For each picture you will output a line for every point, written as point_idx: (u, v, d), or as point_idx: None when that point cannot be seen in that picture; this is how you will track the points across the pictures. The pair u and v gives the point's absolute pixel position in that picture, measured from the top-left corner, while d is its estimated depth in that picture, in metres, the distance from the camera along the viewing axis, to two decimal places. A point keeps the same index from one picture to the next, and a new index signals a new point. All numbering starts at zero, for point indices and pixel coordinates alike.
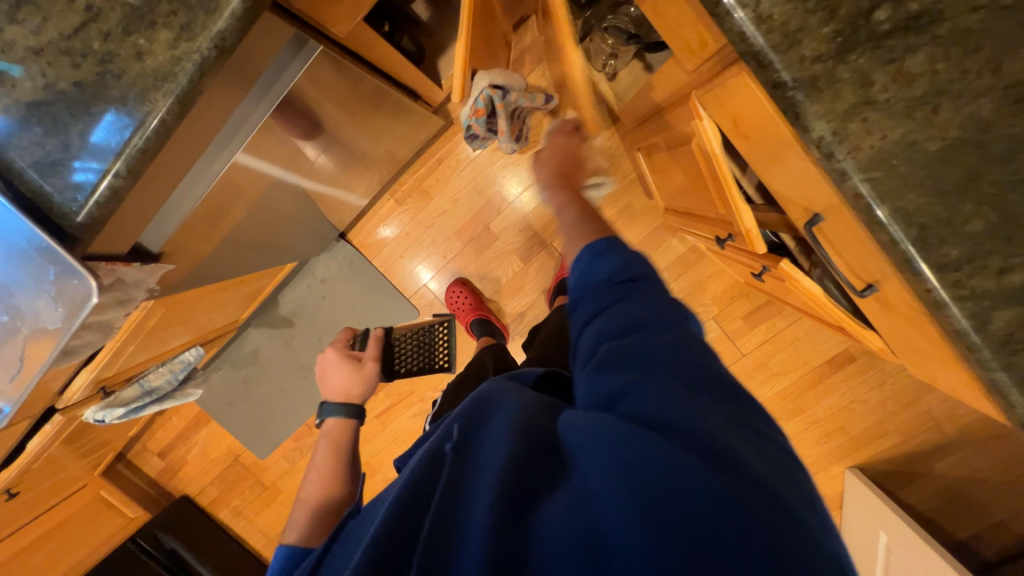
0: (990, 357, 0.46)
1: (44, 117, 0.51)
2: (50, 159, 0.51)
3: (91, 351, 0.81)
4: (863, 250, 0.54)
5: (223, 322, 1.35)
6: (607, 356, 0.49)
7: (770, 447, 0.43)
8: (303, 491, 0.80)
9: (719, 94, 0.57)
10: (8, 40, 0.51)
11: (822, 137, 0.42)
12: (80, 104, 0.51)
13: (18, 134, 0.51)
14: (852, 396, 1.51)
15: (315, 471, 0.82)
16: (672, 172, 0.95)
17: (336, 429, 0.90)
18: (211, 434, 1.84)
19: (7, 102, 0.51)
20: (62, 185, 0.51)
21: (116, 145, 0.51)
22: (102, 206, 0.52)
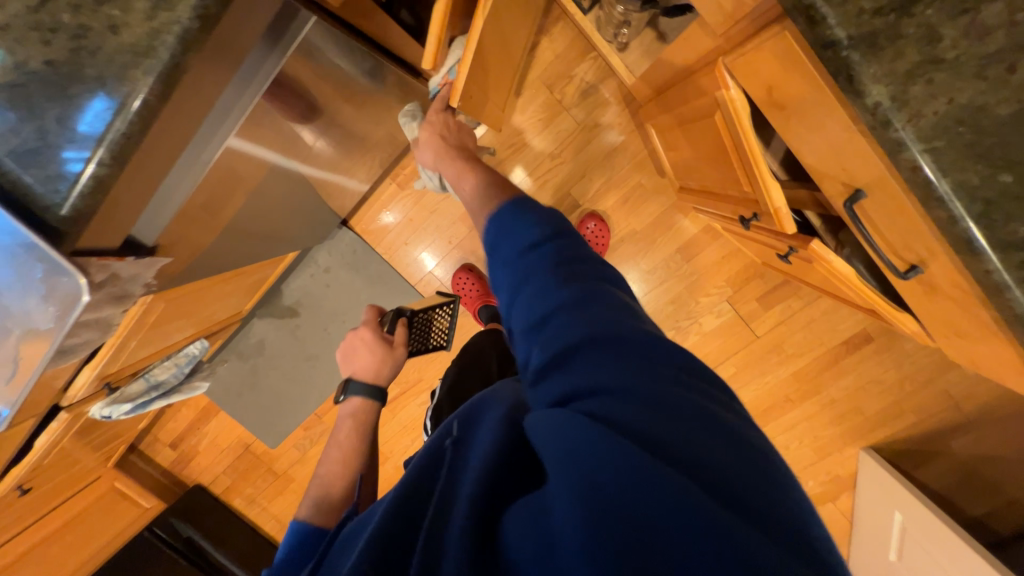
0: None
1: (17, 102, 0.47)
2: (27, 148, 0.47)
3: (91, 348, 0.79)
4: (910, 228, 0.49)
5: (226, 314, 1.33)
6: (559, 345, 0.45)
7: (749, 447, 0.39)
8: (321, 468, 0.79)
9: (753, 59, 0.52)
10: None
11: (879, 103, 0.37)
12: (56, 86, 0.47)
13: None
14: (868, 377, 1.48)
15: (335, 452, 0.80)
16: (689, 149, 0.90)
17: (360, 411, 0.87)
18: (221, 424, 1.84)
19: None
20: (42, 177, 0.47)
21: (98, 131, 0.47)
22: (86, 198, 0.48)
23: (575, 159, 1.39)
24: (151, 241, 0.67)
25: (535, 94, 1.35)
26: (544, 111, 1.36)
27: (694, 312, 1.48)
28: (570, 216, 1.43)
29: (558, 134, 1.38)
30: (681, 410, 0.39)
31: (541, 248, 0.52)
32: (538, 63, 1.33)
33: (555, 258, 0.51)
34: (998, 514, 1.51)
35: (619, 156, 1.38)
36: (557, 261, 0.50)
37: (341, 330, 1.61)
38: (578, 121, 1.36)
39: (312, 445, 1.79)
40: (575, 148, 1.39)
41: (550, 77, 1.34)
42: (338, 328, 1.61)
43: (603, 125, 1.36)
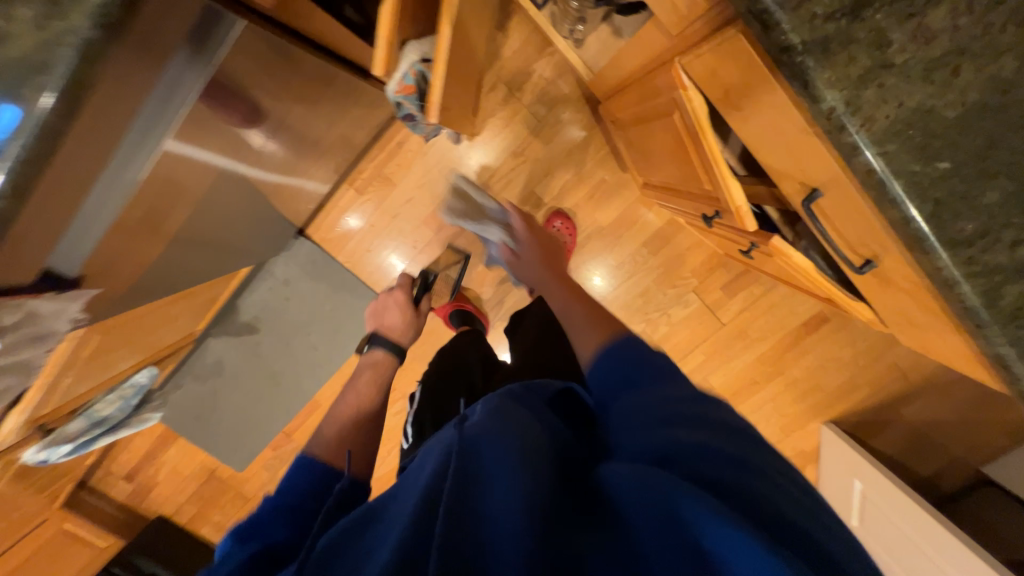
0: (996, 332, 0.44)
1: None
2: None
3: (15, 393, 0.71)
4: (864, 225, 0.50)
5: (176, 337, 1.23)
6: (638, 422, 0.43)
7: (840, 528, 0.35)
8: (335, 405, 0.68)
9: (710, 61, 0.51)
10: None
11: (834, 108, 0.37)
12: None
13: None
14: (827, 355, 1.55)
15: (352, 392, 0.70)
16: (650, 146, 0.90)
17: (382, 360, 0.77)
18: (181, 451, 1.73)
19: None
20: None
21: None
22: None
23: (538, 157, 1.38)
24: (75, 272, 0.59)
25: (494, 92, 1.32)
26: (504, 108, 1.33)
27: (663, 304, 1.50)
28: (536, 215, 1.42)
29: (520, 132, 1.35)
30: (762, 474, 0.37)
31: (638, 364, 0.50)
32: (495, 59, 1.30)
33: (648, 365, 0.49)
34: (943, 473, 1.64)
35: (582, 153, 1.37)
36: (653, 373, 0.48)
37: (305, 343, 1.54)
38: (539, 118, 1.34)
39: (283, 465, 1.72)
40: (537, 146, 1.37)
41: (509, 74, 1.31)
42: (302, 342, 1.54)
43: (564, 121, 1.35)
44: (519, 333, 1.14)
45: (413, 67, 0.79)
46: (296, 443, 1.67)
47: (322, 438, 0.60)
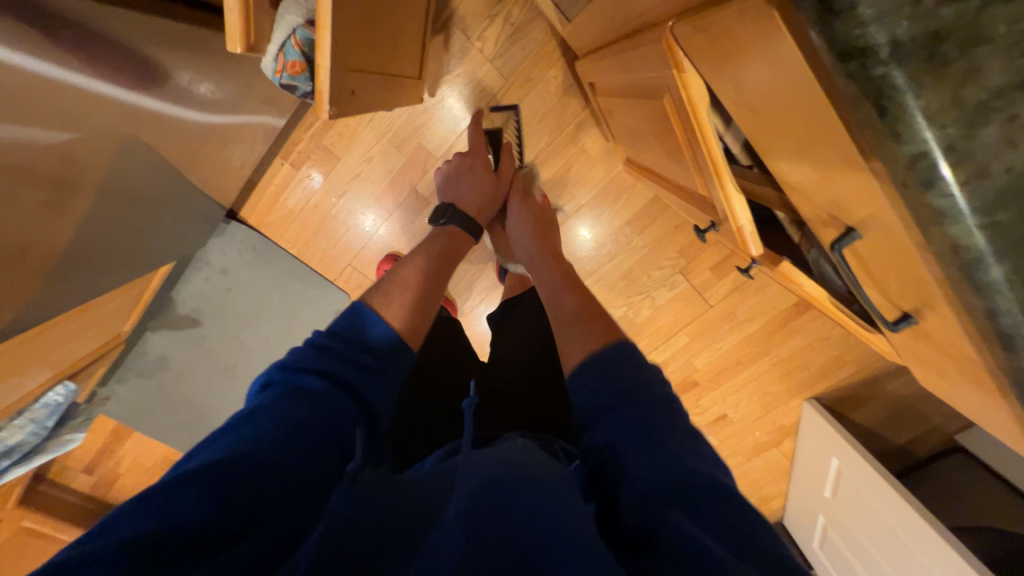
0: None
1: None
2: None
3: None
4: (912, 281, 0.37)
5: (96, 343, 1.08)
6: (626, 425, 0.45)
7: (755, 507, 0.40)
8: (402, 268, 0.69)
9: (720, 43, 0.35)
10: None
11: (924, 152, 0.24)
12: None
13: None
14: (816, 334, 1.47)
15: (418, 267, 0.70)
16: (637, 126, 0.73)
17: (448, 242, 0.77)
18: (140, 443, 1.64)
19: None
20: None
21: None
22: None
23: None
24: None
25: (450, 41, 1.08)
26: (463, 61, 1.10)
27: (647, 286, 1.38)
28: None
29: (484, 91, 1.13)
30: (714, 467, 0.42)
31: (631, 372, 0.51)
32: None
33: (635, 375, 0.50)
34: (917, 442, 1.64)
35: (558, 116, 1.17)
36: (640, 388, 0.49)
37: (256, 336, 1.38)
38: (506, 73, 1.12)
39: None
40: None
41: (466, 17, 1.07)
42: (252, 334, 1.38)
43: (536, 78, 1.13)
44: (511, 325, 0.99)
45: (295, 33, 0.60)
46: None
47: (394, 302, 0.62)
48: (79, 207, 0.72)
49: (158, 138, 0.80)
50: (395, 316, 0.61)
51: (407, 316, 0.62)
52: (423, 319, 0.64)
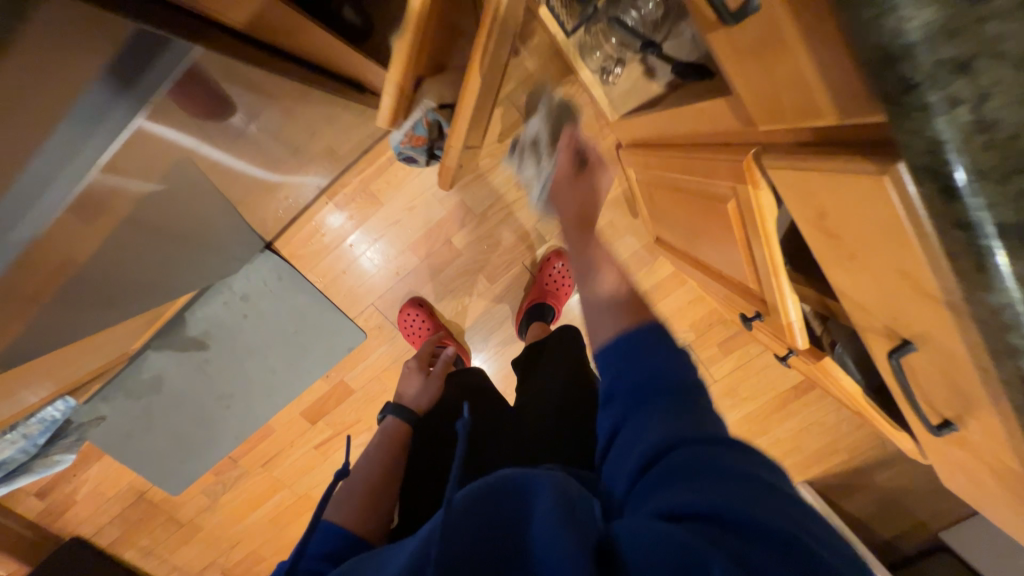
0: None
1: None
2: None
3: None
4: (964, 397, 0.42)
5: (104, 359, 1.05)
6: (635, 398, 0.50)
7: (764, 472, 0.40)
8: (356, 472, 0.82)
9: (813, 181, 0.40)
10: None
11: (1009, 304, 0.28)
12: None
13: None
14: (811, 419, 1.52)
15: (370, 467, 0.83)
16: (680, 215, 0.81)
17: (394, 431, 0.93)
18: (105, 469, 1.51)
19: None
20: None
21: None
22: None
23: None
24: None
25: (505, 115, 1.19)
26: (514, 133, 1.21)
27: None
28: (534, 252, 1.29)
29: None
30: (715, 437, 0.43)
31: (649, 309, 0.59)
32: (508, 79, 1.17)
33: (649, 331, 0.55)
34: (900, 537, 1.62)
35: None
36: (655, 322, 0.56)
37: (263, 366, 1.37)
38: None
39: (226, 490, 1.55)
40: None
41: (521, 97, 1.18)
42: (258, 364, 1.37)
43: None
44: (536, 374, 0.99)
45: (427, 114, 0.89)
46: (241, 469, 1.51)
47: (345, 505, 0.73)
48: (118, 245, 0.68)
49: (214, 171, 0.82)
50: (351, 516, 0.72)
51: (363, 513, 0.73)
52: (370, 516, 0.73)
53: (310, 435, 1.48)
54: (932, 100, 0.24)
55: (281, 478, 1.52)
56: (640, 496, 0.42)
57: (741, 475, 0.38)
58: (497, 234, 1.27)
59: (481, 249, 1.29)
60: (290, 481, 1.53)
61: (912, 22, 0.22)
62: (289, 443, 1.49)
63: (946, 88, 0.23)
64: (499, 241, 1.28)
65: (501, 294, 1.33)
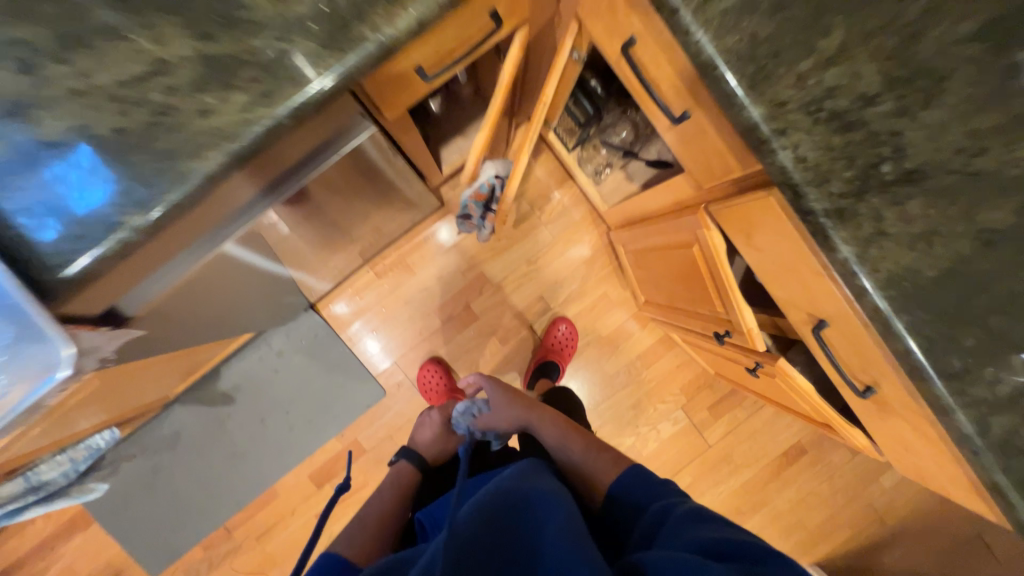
0: (981, 447, 0.51)
1: (80, 194, 0.44)
2: (75, 231, 0.44)
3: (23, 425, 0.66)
4: (870, 358, 0.59)
5: (151, 399, 1.13)
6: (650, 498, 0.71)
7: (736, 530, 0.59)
8: (366, 507, 0.90)
9: (740, 211, 0.62)
10: (52, 93, 0.43)
11: (846, 257, 0.49)
12: (125, 184, 0.44)
13: (73, 227, 0.44)
14: (806, 489, 1.56)
15: (379, 506, 0.90)
16: (659, 271, 1.04)
17: (404, 475, 1.00)
18: (87, 542, 1.43)
19: (74, 181, 0.44)
20: (101, 232, 0.44)
21: (158, 185, 0.44)
22: (126, 246, 0.44)
23: (551, 266, 1.47)
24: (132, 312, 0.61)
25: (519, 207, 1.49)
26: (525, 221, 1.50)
27: (652, 419, 1.51)
28: (540, 318, 1.48)
29: (537, 244, 1.46)
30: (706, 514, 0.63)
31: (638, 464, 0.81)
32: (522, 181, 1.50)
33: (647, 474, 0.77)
34: None
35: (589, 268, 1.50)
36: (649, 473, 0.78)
37: (282, 423, 1.44)
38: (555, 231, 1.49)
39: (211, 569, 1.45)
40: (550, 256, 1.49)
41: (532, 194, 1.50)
42: (278, 421, 1.44)
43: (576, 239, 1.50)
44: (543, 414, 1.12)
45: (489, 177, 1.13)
46: (233, 543, 1.45)
47: (354, 542, 0.81)
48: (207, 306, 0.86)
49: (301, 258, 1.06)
50: (358, 552, 0.78)
51: (366, 547, 0.80)
52: (373, 551, 0.80)
53: (314, 501, 1.46)
54: (777, 146, 0.48)
55: (274, 555, 1.44)
56: (671, 537, 0.59)
57: (725, 530, 0.58)
58: (509, 302, 1.47)
59: (495, 314, 1.48)
60: (282, 559, 1.45)
61: (755, 112, 0.47)
62: (290, 511, 1.46)
63: (781, 142, 0.48)
64: (510, 308, 1.48)
65: (511, 355, 1.48)
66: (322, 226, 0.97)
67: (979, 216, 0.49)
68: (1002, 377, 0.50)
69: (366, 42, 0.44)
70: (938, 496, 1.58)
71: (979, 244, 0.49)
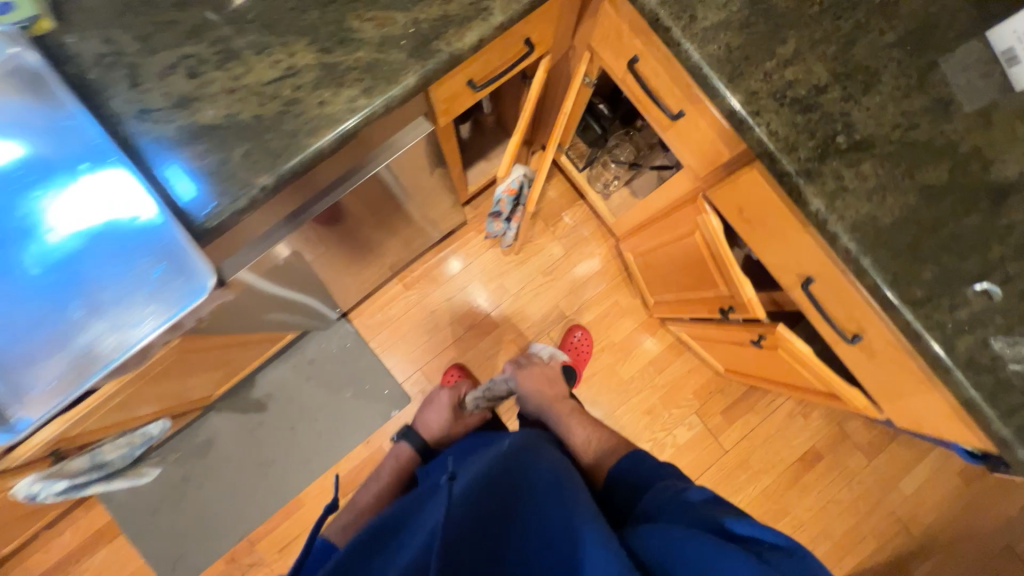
0: (951, 365, 0.60)
1: (223, 162, 0.57)
2: (217, 190, 0.57)
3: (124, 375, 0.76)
4: (853, 304, 0.70)
5: (199, 395, 1.21)
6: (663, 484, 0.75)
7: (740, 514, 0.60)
8: (361, 496, 0.97)
9: (730, 189, 0.76)
10: (212, 90, 0.58)
11: (817, 208, 0.61)
12: (258, 155, 0.58)
13: (215, 187, 0.57)
14: (826, 497, 1.56)
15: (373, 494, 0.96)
16: (666, 267, 1.16)
17: (404, 456, 1.06)
18: (111, 556, 1.44)
19: (219, 153, 0.58)
20: (234, 189, 0.57)
21: (284, 155, 0.58)
22: (252, 202, 0.57)
23: (565, 277, 1.59)
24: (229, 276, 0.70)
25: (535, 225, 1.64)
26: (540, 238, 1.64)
27: (668, 424, 1.56)
28: (556, 326, 1.58)
29: (551, 257, 1.60)
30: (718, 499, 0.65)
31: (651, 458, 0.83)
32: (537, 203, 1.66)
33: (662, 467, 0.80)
34: None
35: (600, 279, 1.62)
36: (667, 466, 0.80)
37: (309, 431, 1.50)
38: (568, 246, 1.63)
39: None
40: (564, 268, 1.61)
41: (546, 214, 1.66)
42: (306, 429, 1.50)
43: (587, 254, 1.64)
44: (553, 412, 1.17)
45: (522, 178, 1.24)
46: (255, 557, 1.44)
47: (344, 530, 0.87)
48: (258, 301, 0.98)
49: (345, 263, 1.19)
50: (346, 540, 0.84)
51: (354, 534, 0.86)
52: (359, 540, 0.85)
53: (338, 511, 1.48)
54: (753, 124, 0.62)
55: None
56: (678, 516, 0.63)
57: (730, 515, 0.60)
58: (527, 312, 1.58)
59: (514, 323, 1.58)
60: None
61: (733, 99, 0.62)
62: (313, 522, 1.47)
63: (755, 121, 0.62)
64: (527, 317, 1.58)
65: None
66: (368, 229, 1.11)
67: (919, 175, 0.62)
68: (958, 304, 0.61)
69: (440, 53, 0.60)
70: (960, 503, 1.58)
71: (922, 196, 0.62)
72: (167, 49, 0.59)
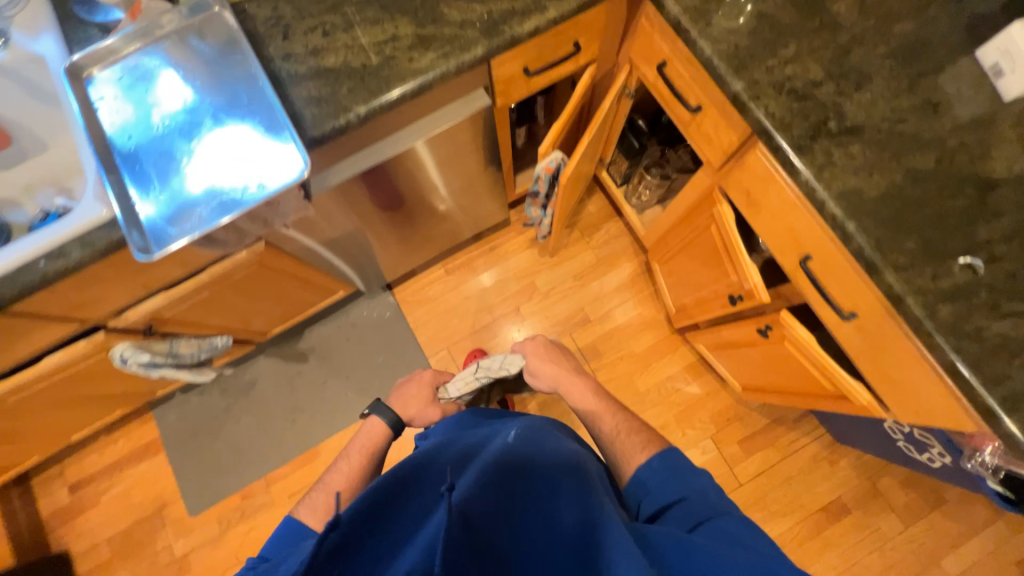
0: (931, 329, 0.64)
1: (333, 94, 0.78)
2: (324, 113, 0.77)
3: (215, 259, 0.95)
4: (846, 277, 0.75)
5: (258, 327, 1.39)
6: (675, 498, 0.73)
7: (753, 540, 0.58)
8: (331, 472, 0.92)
9: (737, 173, 0.86)
10: (338, 45, 0.80)
11: (805, 177, 0.70)
12: (359, 91, 0.77)
13: (325, 110, 0.77)
14: (851, 559, 1.43)
15: (344, 472, 0.92)
16: (685, 268, 1.23)
17: (375, 433, 0.97)
18: (149, 470, 1.59)
19: (333, 87, 0.78)
20: (337, 112, 0.76)
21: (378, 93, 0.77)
22: (347, 123, 0.76)
23: (594, 284, 1.69)
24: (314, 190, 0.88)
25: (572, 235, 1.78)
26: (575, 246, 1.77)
27: (681, 444, 1.53)
28: (580, 329, 1.65)
29: (583, 264, 1.71)
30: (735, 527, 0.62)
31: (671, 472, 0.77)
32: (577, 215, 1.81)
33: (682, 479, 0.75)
34: None
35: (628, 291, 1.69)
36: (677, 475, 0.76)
37: (339, 388, 1.63)
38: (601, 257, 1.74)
39: (241, 520, 1.53)
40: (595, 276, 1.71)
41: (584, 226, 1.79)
42: (337, 385, 1.63)
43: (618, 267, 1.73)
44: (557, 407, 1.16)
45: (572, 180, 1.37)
46: (268, 496, 1.54)
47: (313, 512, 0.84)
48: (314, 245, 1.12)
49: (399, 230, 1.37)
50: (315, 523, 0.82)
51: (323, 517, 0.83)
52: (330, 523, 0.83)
53: None
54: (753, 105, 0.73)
55: None
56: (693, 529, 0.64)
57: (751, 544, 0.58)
58: (554, 311, 1.67)
59: (540, 319, 1.67)
60: None
61: (736, 84, 0.74)
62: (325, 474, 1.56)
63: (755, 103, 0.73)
64: (553, 316, 1.67)
65: None
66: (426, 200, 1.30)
67: (904, 160, 0.70)
68: (940, 274, 0.65)
69: (504, 34, 0.79)
70: None
71: (907, 178, 0.69)
72: (313, 17, 0.83)
